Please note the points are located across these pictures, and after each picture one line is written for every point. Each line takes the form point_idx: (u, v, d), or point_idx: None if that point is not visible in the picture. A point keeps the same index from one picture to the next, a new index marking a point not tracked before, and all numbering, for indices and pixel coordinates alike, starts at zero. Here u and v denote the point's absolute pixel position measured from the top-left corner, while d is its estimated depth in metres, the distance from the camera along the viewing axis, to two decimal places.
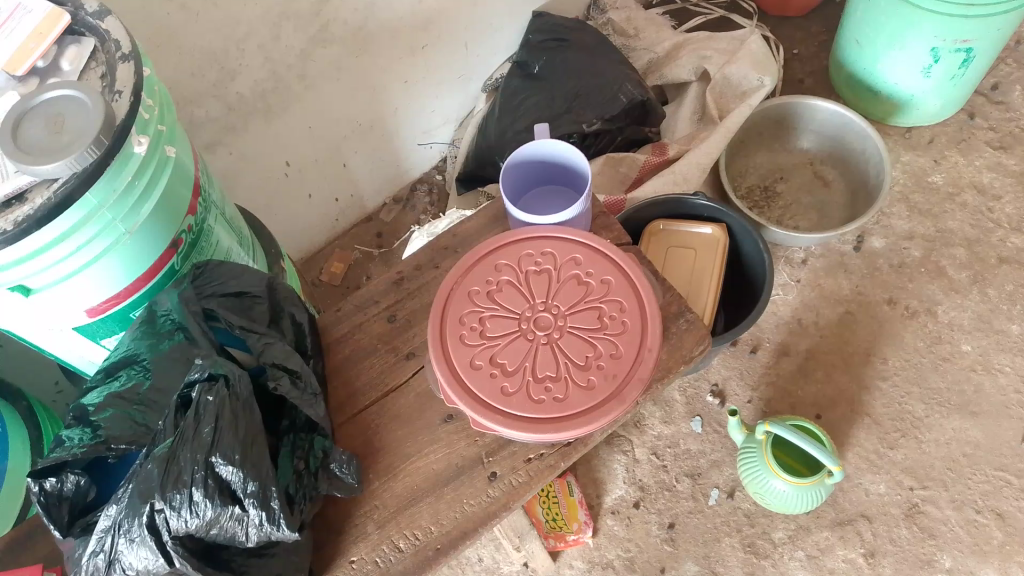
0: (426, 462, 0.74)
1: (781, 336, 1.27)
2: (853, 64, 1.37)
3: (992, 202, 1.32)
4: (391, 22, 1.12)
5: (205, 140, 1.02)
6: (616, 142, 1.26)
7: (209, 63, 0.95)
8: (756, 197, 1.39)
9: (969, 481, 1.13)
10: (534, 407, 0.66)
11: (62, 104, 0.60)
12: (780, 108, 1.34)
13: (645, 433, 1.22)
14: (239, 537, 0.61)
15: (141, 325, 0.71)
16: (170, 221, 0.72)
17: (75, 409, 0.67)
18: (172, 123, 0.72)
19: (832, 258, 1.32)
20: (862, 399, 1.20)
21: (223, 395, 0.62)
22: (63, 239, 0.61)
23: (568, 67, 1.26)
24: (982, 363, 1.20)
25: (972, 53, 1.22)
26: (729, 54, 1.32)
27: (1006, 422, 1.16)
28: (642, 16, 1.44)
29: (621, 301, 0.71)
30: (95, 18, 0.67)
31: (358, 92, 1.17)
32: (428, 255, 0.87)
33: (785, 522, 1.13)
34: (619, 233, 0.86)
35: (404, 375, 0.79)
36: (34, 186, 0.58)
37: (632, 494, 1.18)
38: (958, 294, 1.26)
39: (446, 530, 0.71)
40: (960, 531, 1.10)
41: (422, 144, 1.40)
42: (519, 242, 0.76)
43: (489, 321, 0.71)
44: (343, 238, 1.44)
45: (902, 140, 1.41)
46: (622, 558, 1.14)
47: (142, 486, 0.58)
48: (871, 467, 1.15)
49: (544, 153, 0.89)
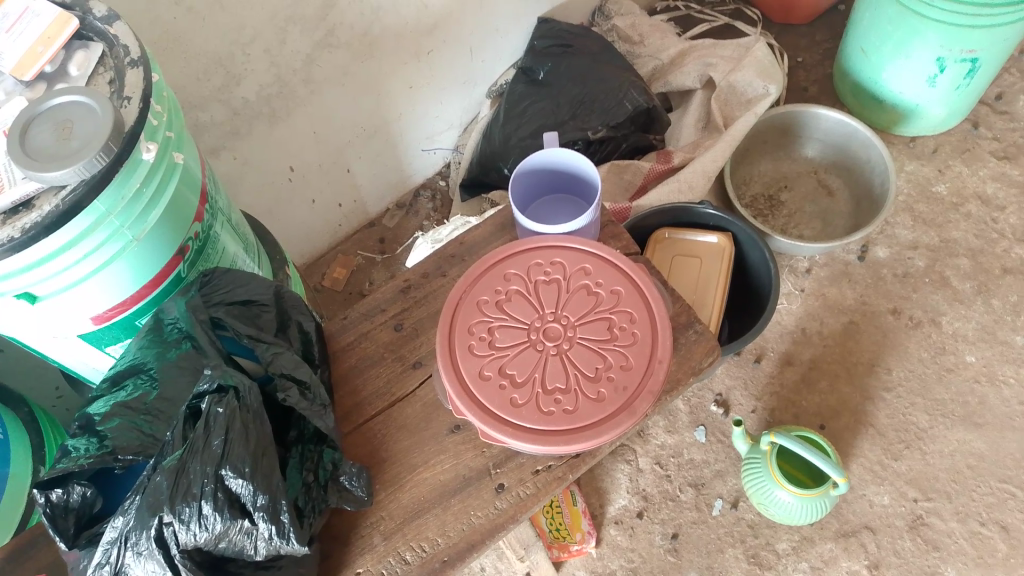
0: (434, 472, 0.74)
1: (785, 346, 1.27)
2: (858, 72, 1.37)
3: (996, 212, 1.33)
4: (397, 27, 1.12)
5: (210, 143, 1.02)
6: (621, 149, 1.25)
7: (214, 67, 0.94)
8: (760, 205, 1.39)
9: (973, 493, 1.13)
10: (544, 418, 0.66)
11: (71, 110, 0.60)
12: (784, 116, 1.34)
13: (648, 442, 1.22)
14: (247, 550, 0.61)
15: (148, 334, 0.71)
16: (177, 228, 0.72)
17: (80, 417, 0.66)
18: (181, 129, 0.71)
19: (836, 267, 1.32)
20: (866, 410, 1.20)
21: (233, 405, 0.62)
22: (71, 246, 0.61)
23: (572, 73, 1.26)
24: (986, 374, 1.20)
25: (978, 64, 1.22)
26: (734, 61, 1.32)
27: (1010, 434, 1.16)
28: (647, 23, 1.44)
29: (631, 312, 0.71)
30: (103, 22, 0.67)
31: (363, 95, 1.17)
32: (435, 263, 0.86)
33: (789, 533, 1.13)
34: (627, 242, 0.85)
35: (411, 385, 0.79)
36: (42, 193, 0.58)
37: (635, 504, 1.18)
38: (962, 305, 1.26)
39: (453, 542, 0.71)
40: (964, 543, 1.10)
41: (427, 149, 1.39)
42: (527, 251, 0.75)
43: (498, 331, 0.70)
44: (345, 243, 1.44)
45: (907, 149, 1.41)
46: (625, 568, 1.14)
47: (151, 499, 0.58)
48: (874, 478, 1.15)
49: (554, 162, 0.89)
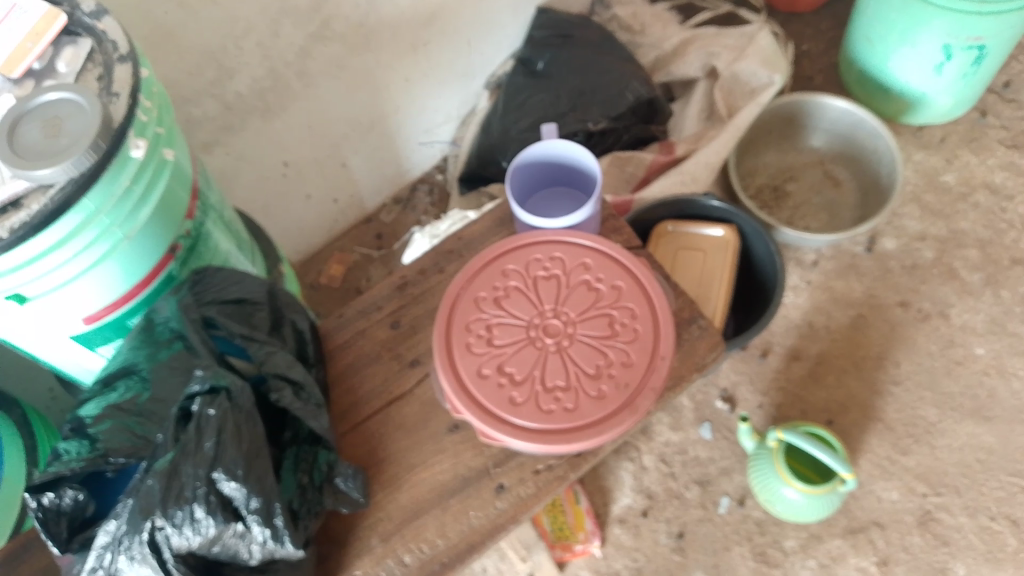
0: (432, 473, 0.72)
1: (791, 340, 1.24)
2: (863, 61, 1.35)
3: (1005, 202, 1.30)
4: (393, 19, 1.10)
5: (203, 139, 1.00)
6: (623, 141, 1.23)
7: (206, 61, 0.92)
8: (765, 197, 1.36)
9: (983, 488, 1.11)
10: (544, 418, 0.64)
11: (59, 106, 0.58)
12: (789, 106, 1.32)
13: (653, 439, 1.20)
14: (242, 554, 0.60)
15: (139, 333, 0.70)
16: (168, 225, 0.70)
17: (72, 420, 0.65)
18: (171, 125, 0.70)
19: (843, 260, 1.29)
20: (874, 405, 1.18)
21: (225, 407, 0.60)
22: (60, 246, 0.59)
23: (573, 64, 1.23)
24: (996, 367, 1.18)
25: (986, 51, 1.19)
26: (737, 50, 1.28)
27: (1020, 427, 1.14)
28: (647, 12, 1.39)
29: (633, 307, 0.69)
30: (92, 18, 0.65)
31: (358, 89, 1.15)
32: (433, 259, 0.84)
33: (796, 530, 1.11)
34: (629, 236, 0.83)
35: (407, 384, 0.77)
36: (31, 192, 0.56)
37: (639, 502, 1.16)
38: (971, 297, 1.23)
39: (452, 544, 0.70)
40: (973, 538, 1.08)
41: (425, 143, 1.38)
42: (526, 245, 0.73)
43: (497, 328, 0.69)
44: (344, 240, 1.42)
45: (913, 138, 1.39)
46: (630, 567, 1.13)
47: (143, 502, 0.56)
48: (883, 474, 1.14)
49: (553, 154, 0.87)
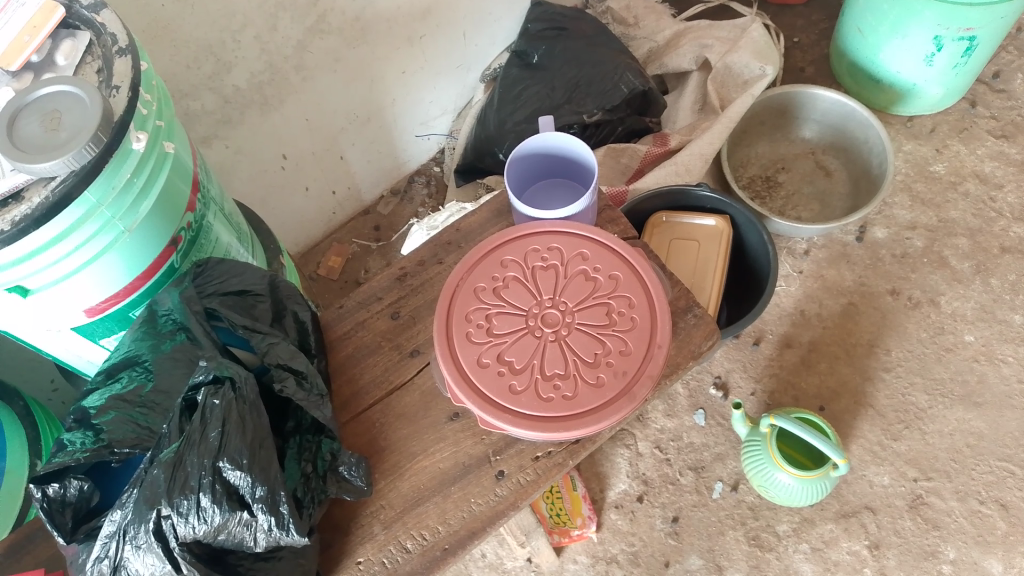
0: (433, 461, 0.74)
1: (783, 328, 1.26)
2: (854, 52, 1.36)
3: (995, 190, 1.32)
4: (389, 12, 1.10)
5: (201, 133, 1.01)
6: (617, 133, 1.24)
7: (204, 54, 0.93)
8: (757, 187, 1.38)
9: (972, 472, 1.13)
10: (544, 405, 0.65)
11: (58, 100, 0.58)
12: (782, 98, 1.33)
13: (648, 426, 1.22)
14: (247, 542, 0.60)
15: (142, 325, 0.70)
16: (169, 218, 0.71)
17: (76, 411, 0.65)
18: (171, 118, 0.70)
19: (834, 249, 1.31)
20: (865, 391, 1.20)
21: (229, 397, 0.61)
22: (63, 238, 0.60)
23: (568, 56, 1.24)
24: (985, 353, 1.20)
25: (976, 41, 1.21)
26: (730, 42, 1.30)
27: (1009, 413, 1.16)
28: (642, 4, 1.41)
29: (630, 297, 0.70)
30: (90, 11, 0.65)
31: (355, 81, 1.15)
32: (431, 250, 0.85)
33: (789, 515, 1.13)
34: (624, 226, 0.85)
35: (407, 373, 0.78)
36: (32, 184, 0.57)
37: (635, 488, 1.18)
38: (961, 284, 1.25)
39: (453, 530, 0.71)
40: (964, 522, 1.10)
41: (421, 135, 1.38)
42: (524, 236, 0.74)
43: (496, 318, 0.70)
44: (340, 232, 1.43)
45: (904, 129, 1.40)
46: (626, 552, 1.14)
47: (149, 492, 0.57)
48: (875, 459, 1.16)
49: (549, 145, 0.88)
